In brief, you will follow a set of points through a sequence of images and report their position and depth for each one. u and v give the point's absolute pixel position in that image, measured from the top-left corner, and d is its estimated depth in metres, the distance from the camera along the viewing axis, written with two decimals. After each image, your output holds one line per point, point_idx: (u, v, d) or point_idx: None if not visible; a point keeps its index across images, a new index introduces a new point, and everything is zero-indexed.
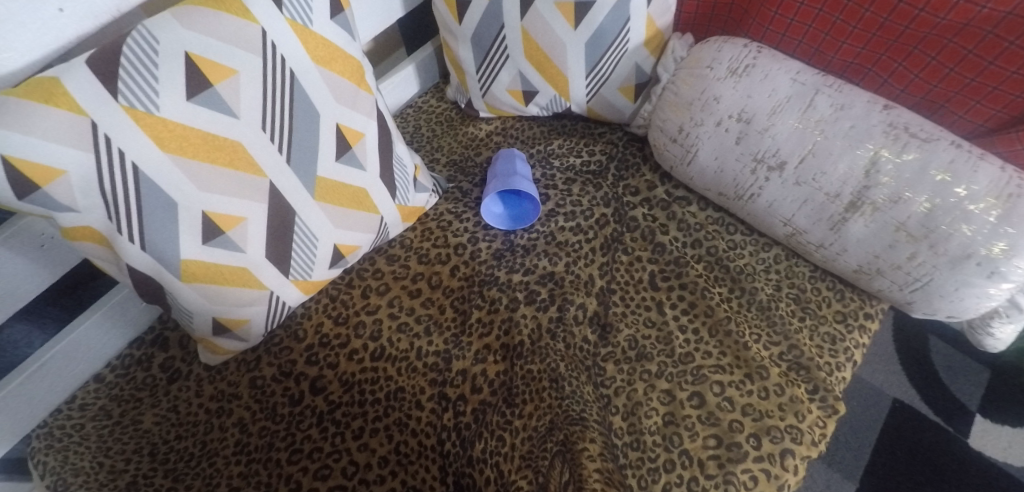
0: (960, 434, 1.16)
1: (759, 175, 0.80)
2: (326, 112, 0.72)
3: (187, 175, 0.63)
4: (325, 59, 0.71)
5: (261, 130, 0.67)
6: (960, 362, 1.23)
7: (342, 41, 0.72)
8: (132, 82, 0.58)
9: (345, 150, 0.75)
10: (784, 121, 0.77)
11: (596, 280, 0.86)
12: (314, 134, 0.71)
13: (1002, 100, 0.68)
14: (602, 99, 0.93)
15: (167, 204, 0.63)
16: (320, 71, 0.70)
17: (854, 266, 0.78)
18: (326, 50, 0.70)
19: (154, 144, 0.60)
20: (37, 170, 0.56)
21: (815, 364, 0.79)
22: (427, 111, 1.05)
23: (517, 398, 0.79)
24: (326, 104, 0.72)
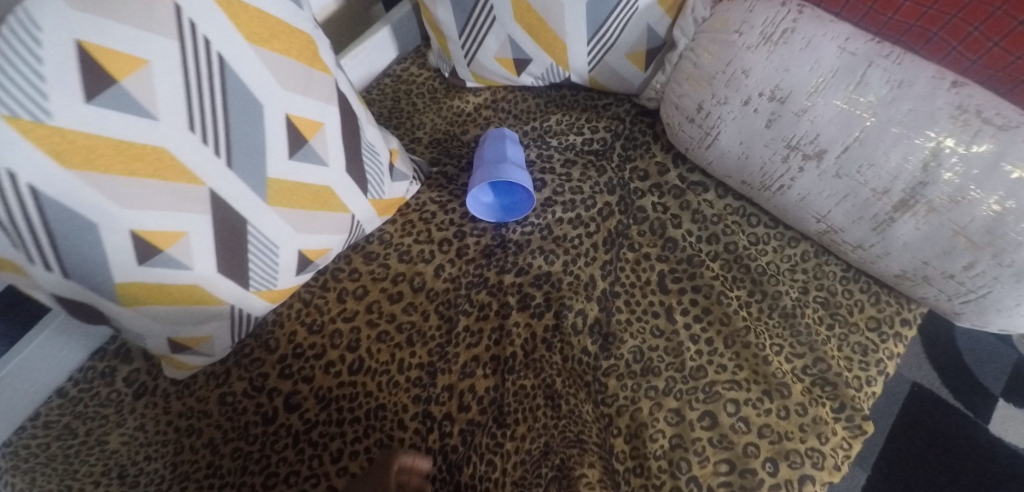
0: (980, 419, 1.06)
1: (792, 164, 0.68)
2: (270, 102, 0.60)
3: (103, 192, 0.53)
4: (263, 37, 0.59)
5: (189, 131, 0.55)
6: (994, 346, 1.13)
7: (281, 13, 0.61)
8: (11, 85, 0.47)
9: (298, 145, 0.64)
10: (826, 100, 0.64)
11: (598, 281, 0.77)
12: (260, 129, 0.60)
13: None
14: (607, 68, 0.80)
15: (84, 227, 0.54)
16: (257, 52, 0.59)
17: (896, 271, 0.68)
18: (259, 26, 0.59)
19: (53, 160, 0.50)
20: None
21: (843, 380, 0.70)
22: (407, 81, 0.92)
23: (508, 418, 0.71)
24: (268, 92, 0.60)
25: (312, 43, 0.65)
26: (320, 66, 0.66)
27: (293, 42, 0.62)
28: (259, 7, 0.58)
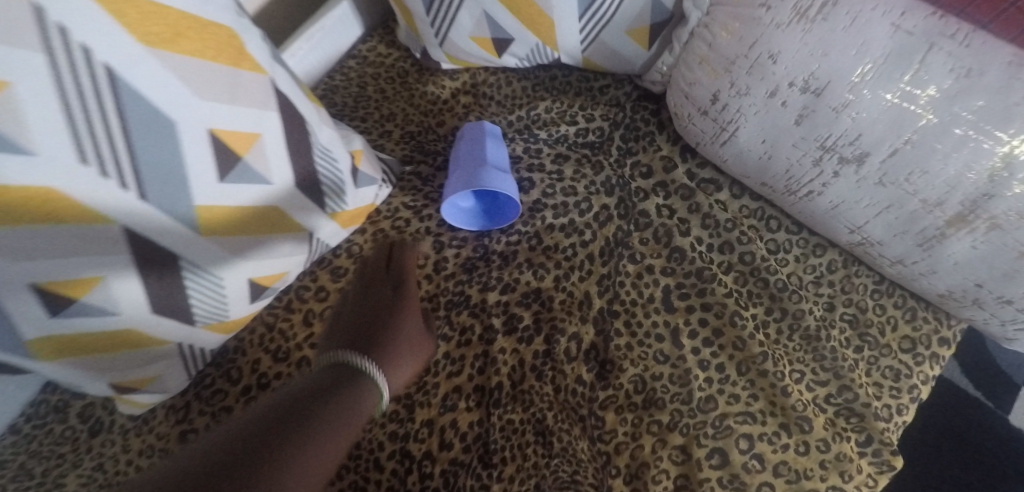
0: (1001, 411, 0.86)
1: (825, 168, 0.57)
2: (186, 118, 0.49)
3: None
4: (164, 38, 0.47)
5: (83, 165, 0.45)
6: None
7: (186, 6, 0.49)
8: None
9: (230, 165, 0.53)
10: (871, 92, 0.52)
11: (594, 299, 0.68)
12: (177, 150, 0.49)
13: None
14: (603, 47, 0.68)
15: None
16: (159, 57, 0.47)
17: (941, 290, 0.59)
18: (155, 25, 0.47)
19: None
20: None
21: (872, 411, 0.62)
22: (374, 62, 0.81)
23: (495, 458, 0.63)
24: (180, 105, 0.49)
25: (233, 37, 0.53)
26: (248, 63, 0.54)
27: (206, 38, 0.50)
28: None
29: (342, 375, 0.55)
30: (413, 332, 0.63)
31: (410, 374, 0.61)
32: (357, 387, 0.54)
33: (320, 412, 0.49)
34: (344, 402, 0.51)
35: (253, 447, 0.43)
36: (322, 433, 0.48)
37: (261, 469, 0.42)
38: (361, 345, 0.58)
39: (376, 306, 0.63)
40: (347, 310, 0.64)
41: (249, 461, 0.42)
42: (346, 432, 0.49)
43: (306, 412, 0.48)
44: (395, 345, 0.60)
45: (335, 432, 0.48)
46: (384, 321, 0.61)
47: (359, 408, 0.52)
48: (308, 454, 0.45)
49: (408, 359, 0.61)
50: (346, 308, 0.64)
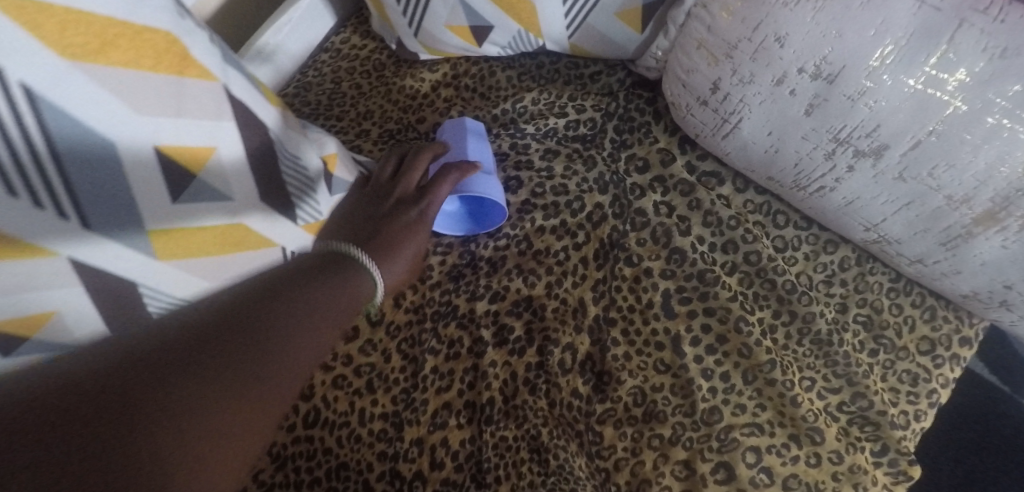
0: (1016, 395, 0.76)
1: (838, 162, 0.52)
2: (125, 138, 0.44)
3: None
4: (89, 49, 0.42)
5: (11, 197, 0.40)
6: None
7: (115, 12, 0.43)
8: None
9: (182, 184, 0.49)
10: (892, 77, 0.46)
11: (589, 306, 0.63)
12: (120, 173, 0.44)
13: None
14: (592, 32, 0.62)
15: None
16: (86, 72, 0.42)
17: (965, 291, 0.54)
18: (78, 36, 0.41)
19: None
20: None
21: (888, 420, 0.58)
22: (349, 56, 0.77)
23: (488, 477, 0.59)
24: (115, 124, 0.44)
25: (174, 41, 0.47)
26: (194, 69, 0.49)
27: (141, 46, 0.45)
28: (73, 4, 0.41)
29: (337, 267, 0.58)
30: (421, 243, 0.64)
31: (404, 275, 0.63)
32: (350, 283, 0.57)
33: (300, 309, 0.52)
34: (325, 302, 0.54)
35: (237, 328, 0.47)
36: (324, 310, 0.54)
37: (236, 356, 0.45)
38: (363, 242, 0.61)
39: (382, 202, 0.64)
40: (363, 205, 0.64)
41: (233, 341, 0.46)
42: (323, 331, 0.53)
43: (284, 307, 0.51)
44: (393, 247, 0.62)
45: (311, 331, 0.52)
46: (399, 233, 0.62)
47: (338, 310, 0.55)
48: (285, 348, 0.49)
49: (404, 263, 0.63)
50: (363, 202, 0.64)
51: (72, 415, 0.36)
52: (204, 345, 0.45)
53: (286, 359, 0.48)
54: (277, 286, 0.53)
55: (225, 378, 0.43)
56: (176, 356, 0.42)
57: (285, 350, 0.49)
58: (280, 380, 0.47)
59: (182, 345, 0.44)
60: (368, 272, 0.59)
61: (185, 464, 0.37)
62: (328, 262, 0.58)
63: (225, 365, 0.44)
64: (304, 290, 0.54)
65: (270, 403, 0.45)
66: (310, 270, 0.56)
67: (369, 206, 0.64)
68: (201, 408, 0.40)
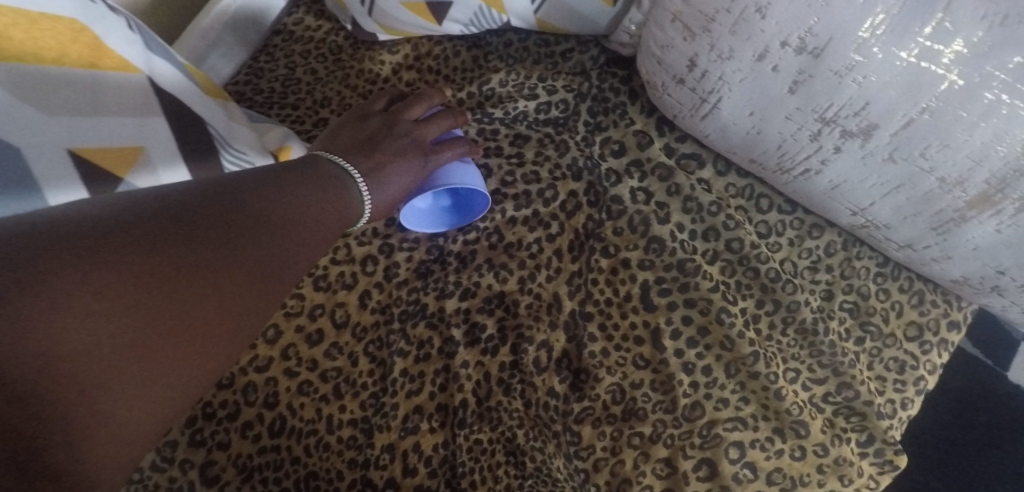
0: (1000, 368, 0.76)
1: (824, 143, 0.48)
2: (26, 127, 0.43)
3: None
4: None
5: None
6: None
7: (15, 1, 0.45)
8: None
9: (96, 170, 0.45)
10: (883, 49, 0.41)
11: (564, 300, 0.60)
12: (20, 161, 0.42)
13: None
14: (559, 6, 0.58)
15: None
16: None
17: (955, 276, 0.51)
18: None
19: None
20: None
21: (874, 409, 0.56)
22: (304, 38, 0.72)
23: (463, 482, 0.57)
24: (11, 112, 0.43)
25: (80, 30, 0.48)
26: (108, 60, 0.49)
27: (38, 36, 0.46)
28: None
29: (329, 183, 0.52)
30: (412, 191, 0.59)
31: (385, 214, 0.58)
32: (339, 198, 0.52)
33: (290, 203, 0.47)
34: (315, 203, 0.49)
35: (224, 210, 0.42)
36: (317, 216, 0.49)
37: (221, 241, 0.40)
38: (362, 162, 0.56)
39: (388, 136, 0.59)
40: (365, 133, 0.59)
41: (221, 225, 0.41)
42: (313, 230, 0.47)
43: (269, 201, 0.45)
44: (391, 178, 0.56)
45: (302, 228, 0.46)
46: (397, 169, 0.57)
47: (328, 215, 0.50)
48: (274, 242, 0.43)
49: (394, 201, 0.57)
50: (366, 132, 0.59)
51: (28, 276, 0.31)
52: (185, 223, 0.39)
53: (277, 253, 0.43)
54: (268, 176, 0.48)
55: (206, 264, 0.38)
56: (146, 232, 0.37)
57: (270, 245, 0.43)
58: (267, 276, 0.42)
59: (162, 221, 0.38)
60: (357, 188, 0.54)
61: (140, 365, 0.34)
62: (318, 172, 0.52)
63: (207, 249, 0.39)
64: (295, 186, 0.49)
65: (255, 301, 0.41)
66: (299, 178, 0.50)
67: (371, 137, 0.59)
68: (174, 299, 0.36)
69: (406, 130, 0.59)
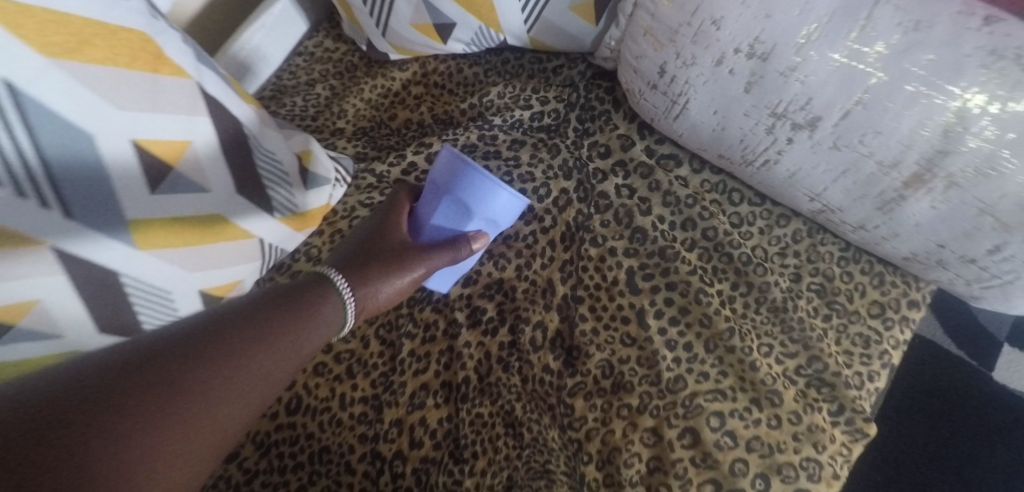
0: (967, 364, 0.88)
1: (778, 135, 0.55)
2: (104, 130, 0.48)
3: None
4: (69, 48, 0.46)
5: (19, 195, 0.45)
6: None
7: (88, 12, 0.47)
8: None
9: (160, 176, 0.52)
10: (819, 52, 0.49)
11: (557, 285, 0.66)
12: (99, 165, 0.48)
13: None
14: (549, 26, 0.65)
15: None
16: (65, 69, 0.45)
17: (905, 253, 0.57)
18: (57, 35, 0.45)
19: None
20: (7, 310, 0.47)
21: (842, 380, 0.61)
22: (322, 57, 0.80)
23: (466, 452, 0.63)
24: (92, 113, 0.47)
25: (148, 41, 0.52)
26: (168, 68, 0.53)
27: (116, 45, 0.49)
28: (52, 6, 0.45)
29: (315, 288, 0.56)
30: (410, 266, 0.60)
31: (386, 295, 0.60)
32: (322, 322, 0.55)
33: (269, 327, 0.50)
34: (307, 313, 0.54)
35: (211, 345, 0.45)
36: (306, 326, 0.53)
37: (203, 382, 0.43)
38: (347, 265, 0.60)
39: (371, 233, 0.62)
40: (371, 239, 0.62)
41: (205, 362, 0.44)
42: (292, 350, 0.51)
43: (260, 321, 0.50)
44: (375, 268, 0.59)
45: (285, 342, 0.51)
46: (382, 259, 0.60)
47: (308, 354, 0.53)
48: (261, 359, 0.48)
49: (386, 282, 0.60)
50: (367, 237, 0.62)
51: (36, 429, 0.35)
52: (176, 360, 0.43)
53: (252, 380, 0.47)
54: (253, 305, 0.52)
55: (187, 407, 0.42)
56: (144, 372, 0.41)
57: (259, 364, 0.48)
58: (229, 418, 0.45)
59: (155, 360, 0.42)
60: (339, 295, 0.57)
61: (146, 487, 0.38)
62: (306, 291, 0.55)
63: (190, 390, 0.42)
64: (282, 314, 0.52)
65: (227, 433, 0.44)
66: (291, 293, 0.55)
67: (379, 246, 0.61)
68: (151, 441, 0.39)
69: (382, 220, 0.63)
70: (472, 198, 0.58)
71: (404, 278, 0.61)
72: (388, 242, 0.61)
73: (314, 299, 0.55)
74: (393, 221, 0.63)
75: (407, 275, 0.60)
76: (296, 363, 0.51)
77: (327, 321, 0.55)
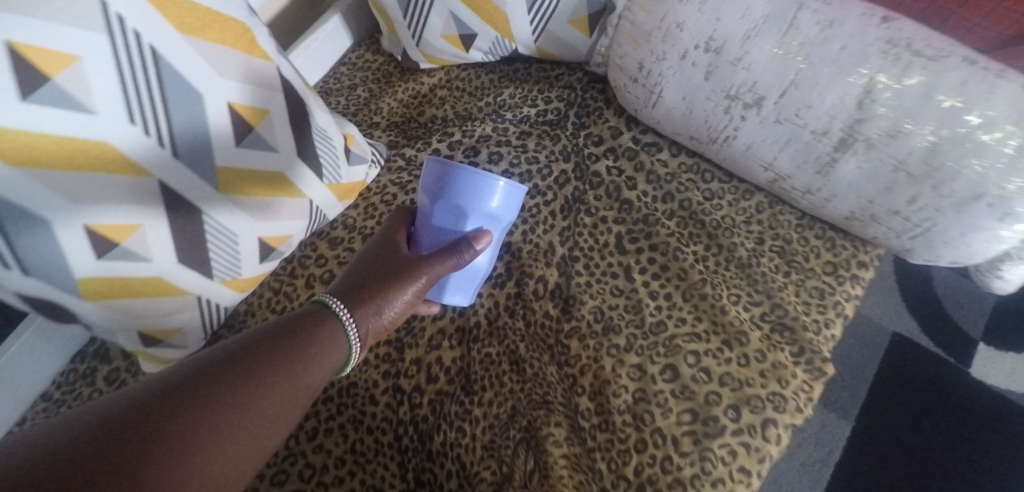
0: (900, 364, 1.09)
1: (734, 114, 0.68)
2: (210, 91, 0.62)
3: (67, 194, 0.56)
4: (194, 27, 0.61)
5: (145, 135, 0.58)
6: (965, 303, 1.17)
7: (212, 3, 0.63)
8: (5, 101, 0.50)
9: (244, 132, 0.66)
10: (758, 46, 0.64)
11: (556, 247, 0.78)
12: (203, 120, 0.62)
13: (1005, 18, 0.58)
14: (553, 37, 0.81)
15: (54, 224, 0.56)
16: (190, 42, 0.60)
17: (846, 213, 0.68)
18: (189, 17, 0.60)
19: (43, 171, 0.54)
20: (116, 229, 0.60)
21: (801, 324, 0.71)
22: (363, 66, 0.96)
23: (475, 386, 0.73)
24: (204, 77, 0.62)
25: (248, 32, 0.67)
26: (259, 53, 0.68)
27: (226, 30, 0.64)
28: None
29: (317, 317, 0.64)
30: (414, 280, 0.67)
31: (394, 310, 0.67)
32: (326, 347, 0.62)
33: (276, 356, 0.58)
34: (310, 339, 0.61)
35: (222, 378, 0.54)
36: (311, 350, 0.60)
37: (224, 406, 0.52)
38: (351, 293, 0.66)
39: (375, 259, 0.69)
40: (369, 272, 0.68)
41: (219, 392, 0.53)
42: (299, 372, 0.59)
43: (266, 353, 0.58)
44: (378, 289, 0.66)
45: (289, 366, 0.58)
46: (385, 281, 0.67)
47: (310, 380, 0.60)
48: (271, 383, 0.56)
49: (391, 299, 0.66)
50: (371, 263, 0.69)
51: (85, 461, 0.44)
52: (193, 394, 0.51)
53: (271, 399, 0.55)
54: (262, 336, 0.60)
55: (199, 433, 0.49)
56: (169, 405, 0.50)
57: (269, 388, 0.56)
58: (247, 440, 0.52)
59: (174, 396, 0.51)
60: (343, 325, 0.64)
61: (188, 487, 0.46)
62: (309, 321, 0.63)
63: (215, 413, 0.51)
64: (281, 345, 0.59)
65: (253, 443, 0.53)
66: (295, 323, 0.62)
67: (378, 277, 0.67)
68: (182, 461, 0.47)
69: (383, 247, 0.70)
70: (464, 196, 0.65)
71: (410, 293, 0.67)
72: (390, 264, 0.68)
73: (316, 328, 0.62)
74: (391, 247, 0.70)
75: (411, 290, 0.67)
76: (306, 383, 0.59)
77: (333, 344, 0.62)
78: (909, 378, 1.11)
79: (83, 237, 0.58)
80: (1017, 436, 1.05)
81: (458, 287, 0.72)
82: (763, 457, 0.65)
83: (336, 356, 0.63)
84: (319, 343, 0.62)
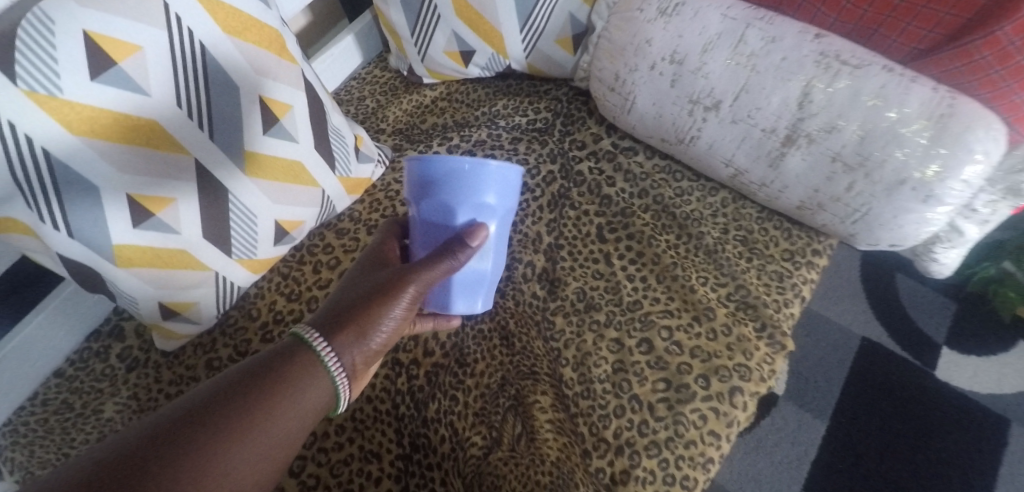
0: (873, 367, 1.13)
1: (697, 116, 0.78)
2: (245, 85, 0.71)
3: (114, 166, 0.64)
4: (237, 29, 0.71)
5: (187, 117, 0.67)
6: (930, 308, 1.24)
7: (254, 10, 0.73)
8: (75, 79, 0.59)
9: (270, 122, 0.74)
10: (714, 58, 0.75)
11: (544, 236, 0.86)
12: (237, 108, 0.71)
13: (916, 35, 0.70)
14: (542, 54, 0.92)
15: (101, 192, 0.64)
16: (233, 42, 0.70)
17: (797, 202, 0.78)
18: (235, 21, 0.70)
19: (98, 142, 0.62)
20: (153, 200, 0.68)
21: (762, 302, 0.79)
22: (371, 81, 1.08)
23: (469, 359, 0.79)
24: (241, 71, 0.71)
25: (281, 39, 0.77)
26: (289, 57, 0.78)
27: (264, 35, 0.74)
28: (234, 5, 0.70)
29: (296, 355, 0.61)
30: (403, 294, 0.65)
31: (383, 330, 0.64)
32: (307, 390, 0.59)
33: (259, 404, 0.57)
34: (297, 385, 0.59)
35: (207, 430, 0.54)
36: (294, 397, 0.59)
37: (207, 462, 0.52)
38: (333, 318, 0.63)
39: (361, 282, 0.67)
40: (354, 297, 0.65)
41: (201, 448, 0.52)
42: (283, 422, 0.58)
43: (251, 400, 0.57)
44: (363, 312, 0.63)
45: (274, 417, 0.57)
46: (372, 300, 0.64)
47: (288, 425, 0.58)
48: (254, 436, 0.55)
49: (378, 320, 0.64)
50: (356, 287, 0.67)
51: None
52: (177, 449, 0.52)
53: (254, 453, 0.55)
54: (248, 378, 0.58)
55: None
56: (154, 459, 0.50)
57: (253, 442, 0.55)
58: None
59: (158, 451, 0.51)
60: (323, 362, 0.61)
61: None
62: (292, 362, 0.60)
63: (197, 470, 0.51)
64: (266, 390, 0.58)
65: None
66: (279, 366, 0.60)
67: (363, 298, 0.65)
68: None
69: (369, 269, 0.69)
70: (448, 194, 0.65)
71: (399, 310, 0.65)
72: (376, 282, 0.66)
73: (295, 368, 0.60)
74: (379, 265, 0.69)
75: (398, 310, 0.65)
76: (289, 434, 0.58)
77: (314, 384, 0.60)
78: (876, 380, 1.17)
79: (125, 204, 0.66)
80: (978, 435, 1.11)
81: (462, 292, 0.72)
82: (730, 421, 0.71)
83: (319, 399, 0.60)
84: (298, 382, 0.59)
